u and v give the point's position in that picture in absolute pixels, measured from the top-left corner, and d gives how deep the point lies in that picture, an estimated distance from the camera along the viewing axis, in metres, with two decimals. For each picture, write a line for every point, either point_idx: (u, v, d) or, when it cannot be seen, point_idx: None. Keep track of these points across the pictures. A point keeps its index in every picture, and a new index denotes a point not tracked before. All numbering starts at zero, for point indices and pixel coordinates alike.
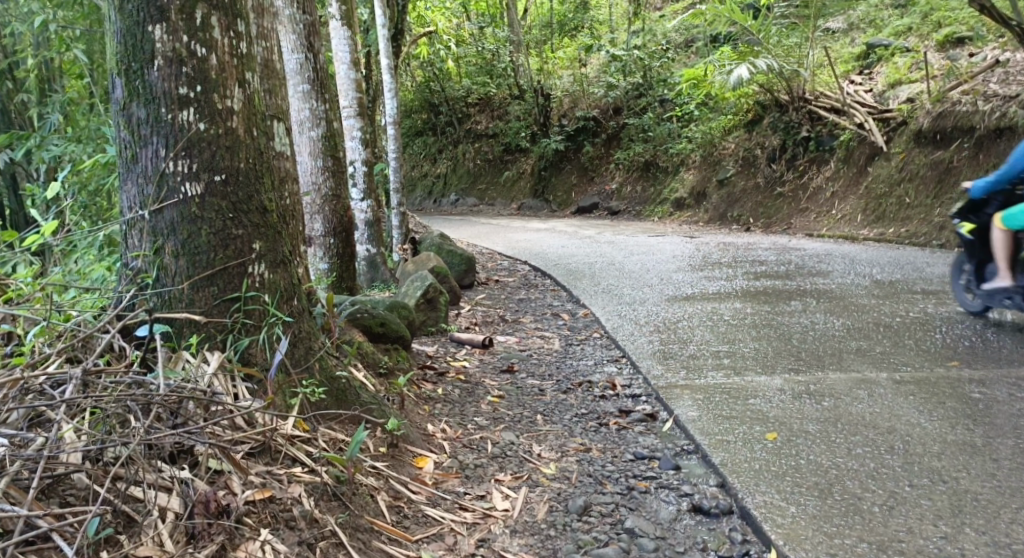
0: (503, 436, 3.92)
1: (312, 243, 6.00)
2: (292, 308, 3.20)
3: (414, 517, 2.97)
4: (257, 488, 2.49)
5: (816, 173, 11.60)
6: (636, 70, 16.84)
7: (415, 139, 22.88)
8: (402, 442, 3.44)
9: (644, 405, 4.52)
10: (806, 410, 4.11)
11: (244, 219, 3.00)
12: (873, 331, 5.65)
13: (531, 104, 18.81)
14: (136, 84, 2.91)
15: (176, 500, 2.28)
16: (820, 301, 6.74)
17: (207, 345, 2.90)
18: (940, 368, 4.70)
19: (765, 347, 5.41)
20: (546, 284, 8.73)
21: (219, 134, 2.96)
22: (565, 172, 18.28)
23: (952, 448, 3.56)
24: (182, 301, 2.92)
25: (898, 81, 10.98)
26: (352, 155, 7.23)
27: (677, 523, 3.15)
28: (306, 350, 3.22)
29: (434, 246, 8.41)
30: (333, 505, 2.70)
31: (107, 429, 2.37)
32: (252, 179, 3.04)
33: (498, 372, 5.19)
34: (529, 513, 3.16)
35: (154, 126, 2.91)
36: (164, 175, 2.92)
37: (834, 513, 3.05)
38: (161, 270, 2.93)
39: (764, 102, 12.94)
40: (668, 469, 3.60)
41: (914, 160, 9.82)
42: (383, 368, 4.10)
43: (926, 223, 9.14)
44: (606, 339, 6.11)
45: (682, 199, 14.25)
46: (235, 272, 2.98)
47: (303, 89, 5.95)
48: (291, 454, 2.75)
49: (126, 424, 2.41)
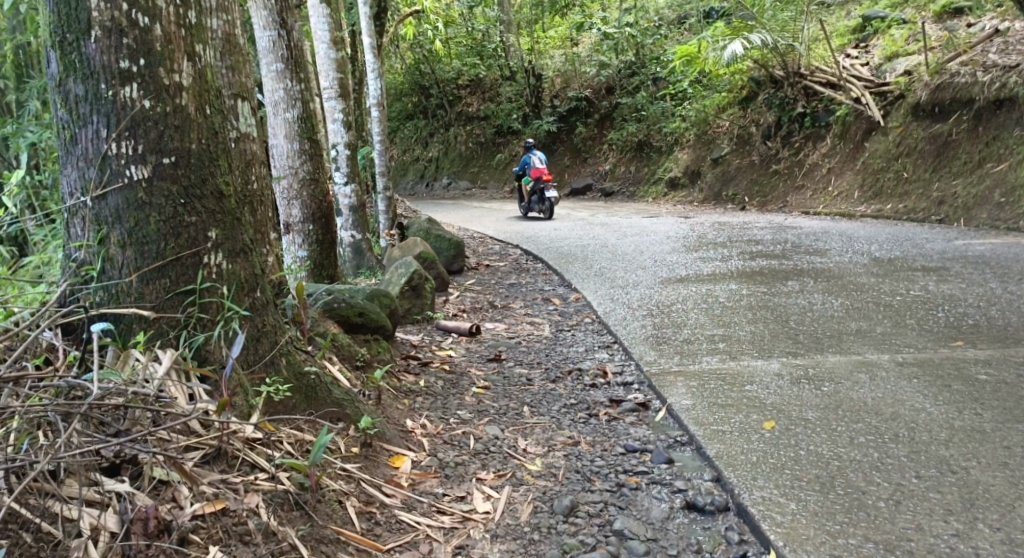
0: (487, 430, 3.71)
1: (291, 230, 5.80)
2: (254, 300, 2.99)
3: (386, 523, 2.77)
4: (208, 501, 2.33)
5: (812, 149, 11.37)
6: (628, 48, 16.63)
7: (406, 123, 22.61)
8: (377, 441, 3.24)
9: (637, 394, 4.31)
10: (806, 396, 3.91)
11: (197, 205, 2.78)
12: (873, 311, 5.43)
13: (523, 85, 18.61)
14: (71, 58, 2.67)
15: (113, 517, 2.10)
16: (818, 280, 6.52)
17: (159, 343, 2.71)
18: (944, 349, 4.50)
19: (762, 330, 5.20)
20: (537, 268, 8.50)
21: (166, 112, 2.73)
22: (558, 153, 18.01)
23: (959, 435, 3.37)
24: (131, 295, 2.71)
25: (894, 53, 10.73)
26: (334, 137, 6.96)
27: (669, 522, 2.96)
28: (271, 346, 3.03)
29: (422, 231, 8.19)
30: (293, 516, 2.51)
31: (29, 441, 2.19)
32: (206, 161, 2.81)
33: (485, 361, 4.97)
34: (511, 515, 2.96)
35: (94, 104, 2.68)
36: (107, 157, 2.69)
37: (837, 509, 2.86)
38: (106, 262, 2.72)
39: (758, 77, 12.64)
40: (661, 464, 3.39)
41: (912, 133, 9.59)
42: (360, 361, 3.91)
43: (924, 199, 8.91)
44: (597, 325, 5.90)
45: (676, 179, 14.02)
46: (189, 263, 2.76)
47: (277, 68, 5.68)
48: (250, 459, 2.57)
49: (53, 434, 2.23)
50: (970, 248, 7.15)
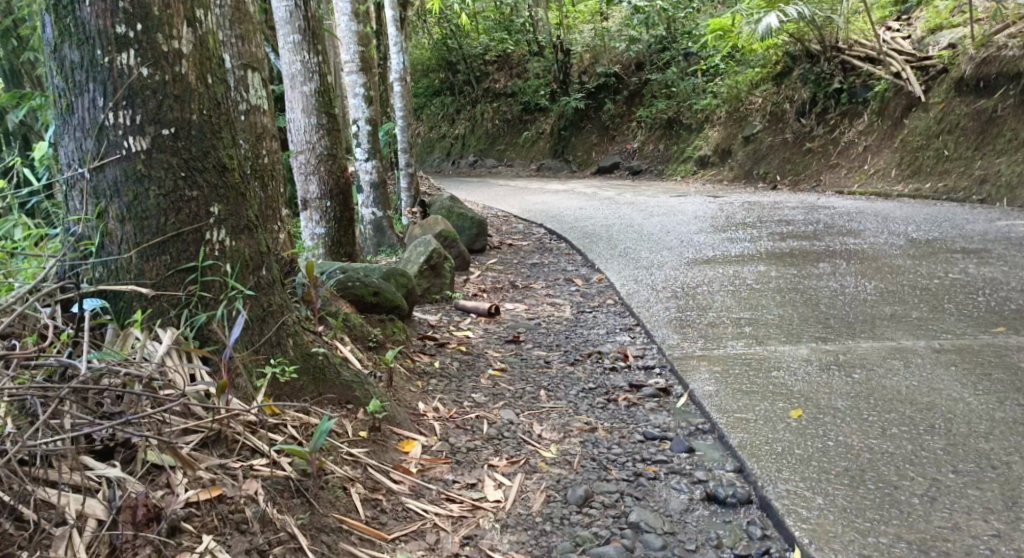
0: (502, 415, 3.60)
1: (309, 206, 5.71)
2: (258, 279, 2.88)
3: (392, 511, 2.67)
4: (203, 487, 2.26)
5: (847, 127, 11.05)
6: (660, 22, 16.37)
7: (432, 100, 22.48)
8: (386, 425, 3.14)
9: (658, 379, 4.17)
10: (835, 384, 3.74)
11: (199, 179, 2.68)
12: (908, 295, 5.24)
13: (552, 61, 18.46)
14: (66, 22, 2.57)
15: (101, 504, 2.05)
16: (850, 262, 6.32)
17: (159, 322, 2.61)
18: (984, 335, 4.31)
19: (792, 313, 5.03)
20: (561, 247, 8.35)
21: (165, 81, 2.62)
22: (585, 131, 17.71)
23: (1001, 428, 3.20)
24: (131, 272, 2.61)
25: (938, 26, 10.35)
26: (355, 113, 6.76)
27: (689, 515, 2.83)
28: (277, 326, 2.93)
29: (444, 209, 8.08)
30: (294, 503, 2.44)
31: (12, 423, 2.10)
32: (206, 133, 2.70)
33: (503, 343, 4.84)
34: (523, 504, 2.85)
35: (90, 71, 2.57)
36: (104, 127, 2.58)
37: (867, 505, 2.71)
38: (105, 237, 2.61)
39: (793, 53, 12.32)
40: (681, 453, 3.26)
41: (955, 110, 9.27)
42: (372, 341, 3.80)
43: (965, 177, 8.64)
44: (620, 306, 5.75)
45: (706, 157, 13.76)
46: (190, 239, 2.66)
47: (293, 40, 5.52)
48: (250, 443, 2.48)
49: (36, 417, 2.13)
50: (1012, 229, 6.90)
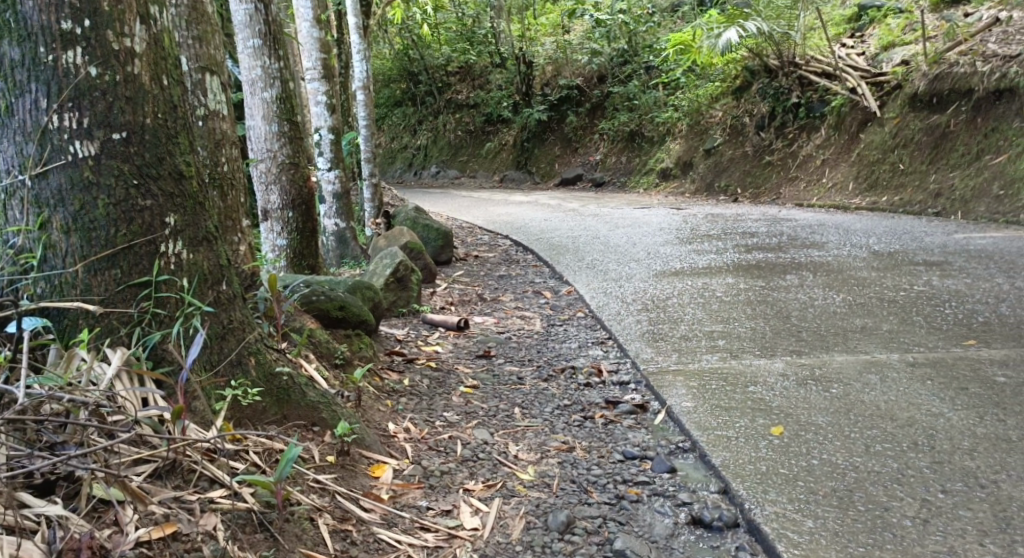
0: (476, 434, 3.45)
1: (270, 217, 5.52)
2: (218, 295, 2.72)
3: (364, 543, 2.51)
4: (156, 525, 2.09)
5: (806, 141, 11.13)
6: (621, 36, 16.42)
7: (394, 110, 22.26)
8: (355, 449, 2.97)
9: (633, 394, 4.06)
10: (815, 400, 3.65)
11: (153, 187, 2.50)
12: (877, 307, 5.20)
13: (514, 72, 18.45)
14: (5, 17, 2.37)
15: (38, 547, 1.86)
16: (817, 275, 6.28)
17: (108, 341, 2.42)
18: (955, 348, 4.26)
19: (763, 326, 4.95)
20: (527, 259, 8.24)
21: (116, 81, 2.45)
22: (548, 142, 17.63)
23: (984, 444, 3.13)
24: (76, 287, 2.41)
25: (891, 43, 10.48)
26: (317, 121, 6.58)
27: (674, 540, 2.71)
28: (237, 344, 2.76)
29: (409, 220, 7.91)
30: (256, 538, 2.28)
31: None
32: (161, 138, 2.53)
33: (473, 358, 4.68)
34: (501, 532, 2.70)
35: (32, 70, 2.37)
36: (47, 130, 2.38)
37: (859, 528, 2.62)
38: (48, 250, 2.40)
39: (752, 67, 12.38)
40: (663, 473, 3.14)
41: (909, 125, 9.35)
42: (339, 358, 3.63)
43: (921, 191, 8.71)
44: (590, 320, 5.64)
45: (669, 169, 13.77)
46: (143, 252, 2.48)
47: (253, 44, 5.32)
48: (208, 473, 2.31)
49: None
50: (971, 242, 6.94)
